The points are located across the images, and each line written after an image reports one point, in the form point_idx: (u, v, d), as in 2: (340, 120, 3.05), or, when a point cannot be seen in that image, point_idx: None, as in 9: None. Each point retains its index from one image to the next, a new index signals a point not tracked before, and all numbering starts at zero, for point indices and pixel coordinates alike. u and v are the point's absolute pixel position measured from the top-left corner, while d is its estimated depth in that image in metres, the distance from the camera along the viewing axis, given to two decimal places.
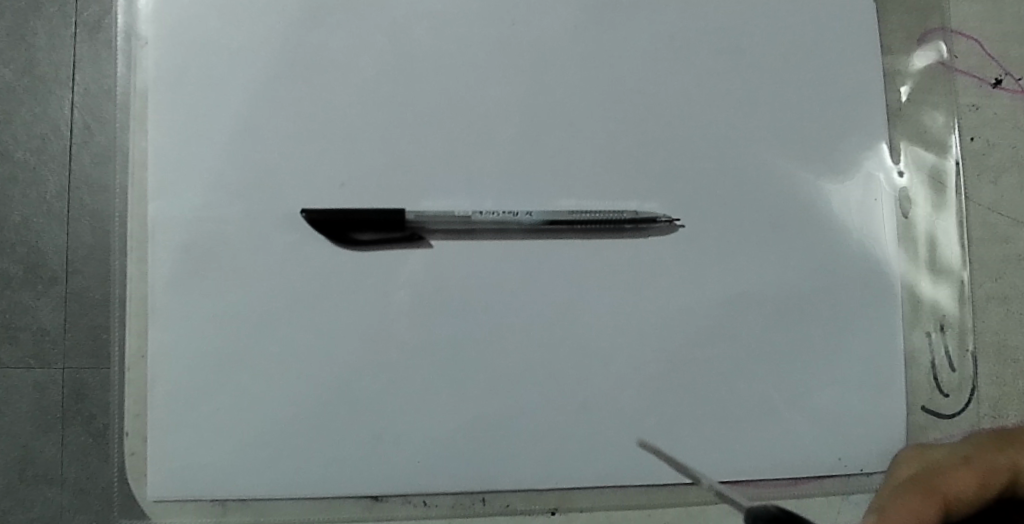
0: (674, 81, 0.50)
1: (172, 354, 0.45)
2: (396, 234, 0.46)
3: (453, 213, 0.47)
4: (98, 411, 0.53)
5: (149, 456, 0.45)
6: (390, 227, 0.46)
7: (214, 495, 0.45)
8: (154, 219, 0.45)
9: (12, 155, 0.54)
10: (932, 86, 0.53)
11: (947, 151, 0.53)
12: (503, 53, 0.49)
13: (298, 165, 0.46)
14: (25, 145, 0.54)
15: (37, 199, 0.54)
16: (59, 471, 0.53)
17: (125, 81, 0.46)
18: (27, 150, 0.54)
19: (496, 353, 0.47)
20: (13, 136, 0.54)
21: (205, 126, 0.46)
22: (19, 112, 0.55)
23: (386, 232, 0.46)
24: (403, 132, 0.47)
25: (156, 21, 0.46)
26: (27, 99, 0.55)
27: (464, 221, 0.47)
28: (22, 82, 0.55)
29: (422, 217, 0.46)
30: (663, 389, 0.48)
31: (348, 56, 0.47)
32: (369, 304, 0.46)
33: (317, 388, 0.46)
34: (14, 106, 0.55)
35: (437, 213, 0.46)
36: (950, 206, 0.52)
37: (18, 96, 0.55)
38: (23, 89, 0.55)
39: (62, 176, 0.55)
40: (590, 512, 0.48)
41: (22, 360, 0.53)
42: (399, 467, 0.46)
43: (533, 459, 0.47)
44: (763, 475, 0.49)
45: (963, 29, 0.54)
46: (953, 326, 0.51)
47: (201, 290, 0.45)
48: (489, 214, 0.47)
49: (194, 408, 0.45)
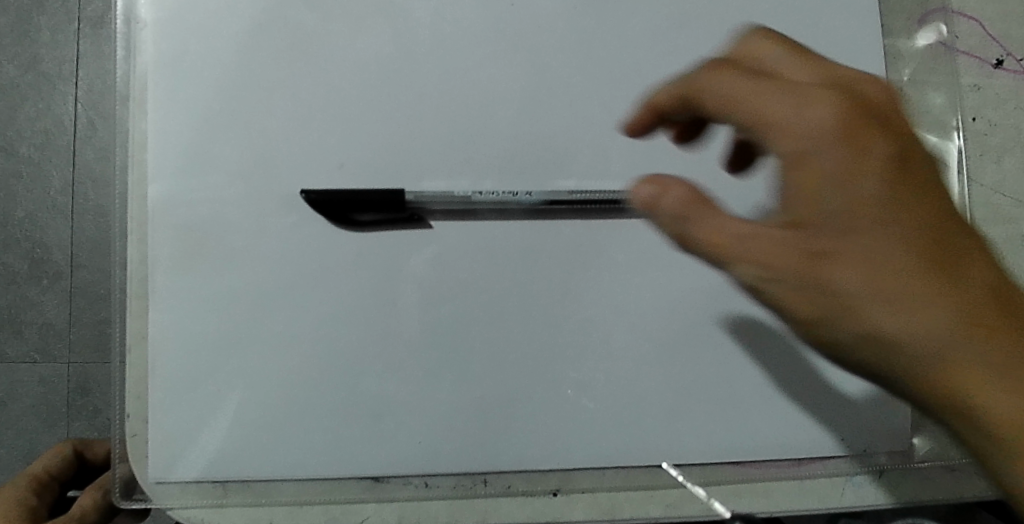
0: (674, 61, 0.50)
1: (172, 335, 0.45)
2: (396, 215, 0.46)
3: (453, 194, 0.46)
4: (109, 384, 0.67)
5: (149, 438, 0.45)
6: (390, 208, 0.46)
7: (214, 477, 0.45)
8: (153, 201, 0.45)
9: None
10: (934, 66, 0.53)
11: (947, 132, 0.52)
12: (502, 34, 0.49)
13: (298, 147, 0.47)
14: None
15: (42, 193, 0.67)
16: (44, 427, 0.67)
17: (124, 63, 0.46)
18: None
19: (496, 333, 0.47)
20: None
21: (203, 107, 0.46)
22: None
23: (386, 213, 0.46)
24: (402, 113, 0.47)
25: (156, 4, 0.46)
26: None
27: (465, 201, 0.47)
28: None
29: (423, 198, 0.46)
30: (664, 370, 0.48)
31: (347, 37, 0.47)
32: (369, 285, 0.46)
33: (318, 369, 0.46)
34: None
35: (437, 194, 0.46)
36: (953, 187, 0.52)
37: None
38: None
39: (65, 173, 0.67)
40: (591, 493, 0.48)
41: (28, 355, 0.67)
42: (400, 448, 0.46)
43: (533, 440, 0.47)
44: (765, 457, 0.48)
45: (964, 10, 0.54)
46: None
47: (201, 271, 0.45)
48: (489, 195, 0.47)
49: (196, 388, 0.45)
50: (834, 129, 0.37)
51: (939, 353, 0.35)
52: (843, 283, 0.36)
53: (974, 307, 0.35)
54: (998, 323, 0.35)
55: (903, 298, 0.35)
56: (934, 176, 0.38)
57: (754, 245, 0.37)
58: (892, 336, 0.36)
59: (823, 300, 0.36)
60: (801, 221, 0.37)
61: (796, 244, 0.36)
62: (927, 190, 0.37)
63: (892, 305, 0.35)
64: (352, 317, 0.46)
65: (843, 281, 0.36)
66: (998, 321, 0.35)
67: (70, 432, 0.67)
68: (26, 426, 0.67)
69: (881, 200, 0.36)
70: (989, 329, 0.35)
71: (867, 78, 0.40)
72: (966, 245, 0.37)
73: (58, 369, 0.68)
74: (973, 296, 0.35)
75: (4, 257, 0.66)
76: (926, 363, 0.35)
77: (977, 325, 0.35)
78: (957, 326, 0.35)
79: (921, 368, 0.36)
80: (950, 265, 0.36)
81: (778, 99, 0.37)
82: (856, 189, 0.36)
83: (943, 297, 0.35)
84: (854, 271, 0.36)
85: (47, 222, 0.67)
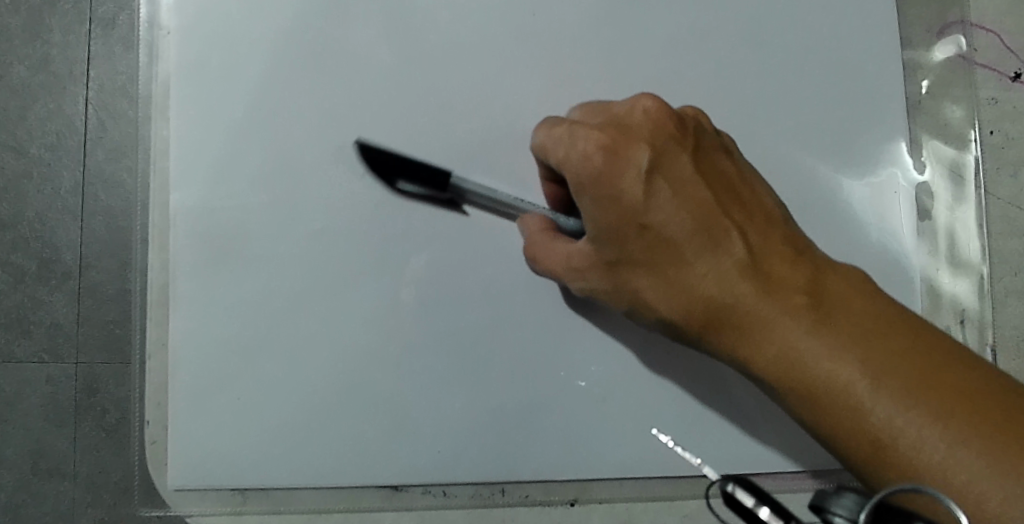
0: (696, 72, 0.50)
1: (193, 343, 0.45)
2: (441, 196, 0.47)
3: (498, 193, 0.47)
4: (121, 384, 0.60)
5: (171, 444, 0.45)
6: (436, 187, 0.47)
7: (234, 485, 0.45)
8: (176, 208, 0.45)
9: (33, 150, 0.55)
10: (952, 79, 0.53)
11: (965, 144, 0.53)
12: (524, 44, 0.49)
13: (319, 155, 0.46)
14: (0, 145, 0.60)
15: (52, 194, 0.60)
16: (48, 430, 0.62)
17: (146, 70, 0.46)
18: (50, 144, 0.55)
19: (513, 343, 0.47)
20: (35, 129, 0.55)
21: (225, 115, 0.46)
22: None
23: (432, 191, 0.47)
24: (423, 122, 0.47)
25: (178, 11, 0.46)
26: None
27: (508, 204, 0.47)
28: None
29: (467, 185, 0.47)
30: (682, 381, 0.48)
31: (368, 45, 0.47)
32: (389, 294, 0.46)
33: (337, 378, 0.46)
34: None
35: (481, 186, 0.47)
36: (969, 199, 0.52)
37: None
38: None
39: (76, 173, 0.60)
40: (609, 503, 0.48)
41: (36, 355, 0.60)
42: (418, 457, 0.46)
43: (551, 450, 0.47)
44: (779, 468, 0.49)
45: (983, 23, 0.54)
46: (974, 320, 0.51)
47: (222, 278, 0.45)
48: (534, 207, 0.47)
49: (216, 396, 0.45)
50: (597, 166, 0.40)
51: (724, 333, 0.40)
52: (632, 289, 0.42)
53: (720, 290, 0.39)
54: (770, 298, 0.39)
55: (677, 290, 0.40)
56: (711, 178, 0.42)
57: (577, 261, 0.43)
58: (682, 325, 0.41)
59: (629, 301, 0.42)
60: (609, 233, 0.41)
61: (591, 259, 0.42)
62: (684, 192, 0.40)
63: (650, 295, 0.41)
64: (372, 327, 0.46)
65: (640, 280, 0.41)
66: (775, 300, 0.39)
67: (77, 433, 0.59)
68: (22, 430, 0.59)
69: (647, 206, 0.40)
70: (748, 308, 0.39)
71: (637, 101, 0.43)
72: (726, 236, 0.40)
73: (66, 370, 0.60)
74: (719, 279, 0.39)
75: (13, 257, 0.60)
76: (724, 344, 0.40)
77: (729, 308, 0.39)
78: (708, 311, 0.40)
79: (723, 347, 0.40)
80: (724, 252, 0.40)
81: (563, 141, 0.42)
82: (621, 204, 0.40)
83: (731, 287, 0.39)
84: (633, 274, 0.41)
85: (57, 222, 0.60)
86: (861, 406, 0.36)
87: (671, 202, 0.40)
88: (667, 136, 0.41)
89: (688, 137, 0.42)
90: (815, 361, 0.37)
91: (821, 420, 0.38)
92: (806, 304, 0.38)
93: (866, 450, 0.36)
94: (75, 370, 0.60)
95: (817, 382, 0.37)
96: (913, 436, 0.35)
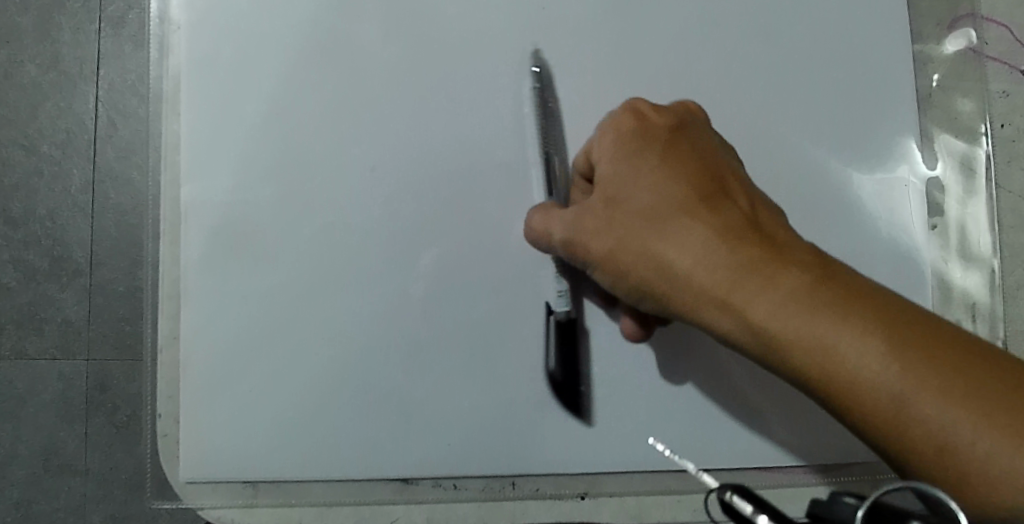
0: (703, 65, 0.50)
1: (205, 336, 0.46)
2: None
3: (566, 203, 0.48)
4: (128, 382, 0.67)
5: (182, 437, 0.45)
6: None
7: (246, 478, 0.46)
8: (187, 202, 0.46)
9: (59, 145, 0.65)
10: (963, 71, 0.53)
11: (978, 138, 0.52)
12: (533, 38, 0.49)
13: (329, 150, 0.47)
14: (14, 144, 0.65)
15: (63, 191, 0.65)
16: (62, 422, 0.66)
17: (157, 65, 0.47)
18: (87, 147, 0.65)
19: (525, 337, 0.47)
20: (71, 120, 0.65)
21: (235, 109, 0.47)
22: (73, 106, 0.65)
23: None
24: (432, 117, 0.47)
25: (189, 6, 0.47)
26: (78, 87, 0.65)
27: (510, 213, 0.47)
28: (72, 74, 0.65)
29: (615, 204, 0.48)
30: (691, 374, 0.48)
31: (377, 40, 0.47)
32: (396, 288, 0.46)
33: (345, 370, 0.46)
34: (67, 98, 0.65)
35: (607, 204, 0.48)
36: (981, 193, 0.52)
37: (69, 84, 0.65)
38: (68, 80, 0.65)
39: (86, 169, 0.65)
40: (619, 497, 0.47)
41: (48, 351, 0.66)
42: (431, 451, 0.46)
43: (560, 443, 0.47)
44: (794, 461, 0.48)
45: (993, 15, 0.54)
46: (985, 314, 0.51)
47: (234, 272, 0.46)
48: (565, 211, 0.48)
49: (228, 389, 0.46)
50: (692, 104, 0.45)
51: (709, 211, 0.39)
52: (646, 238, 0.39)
53: (705, 181, 0.40)
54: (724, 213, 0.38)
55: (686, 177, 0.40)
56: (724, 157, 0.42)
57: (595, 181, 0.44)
58: (689, 204, 0.39)
59: (643, 261, 0.40)
60: (636, 133, 0.42)
61: (625, 191, 0.41)
62: (708, 154, 0.42)
63: (698, 230, 0.38)
64: (381, 320, 0.46)
65: (687, 213, 0.39)
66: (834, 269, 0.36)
67: (88, 428, 0.66)
68: (75, 411, 0.67)
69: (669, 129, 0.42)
70: (795, 248, 0.37)
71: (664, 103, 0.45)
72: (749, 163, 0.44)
73: (77, 366, 0.67)
74: (699, 175, 0.40)
75: (25, 254, 0.66)
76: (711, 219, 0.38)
77: (781, 247, 0.37)
78: (691, 193, 0.40)
79: (763, 308, 0.36)
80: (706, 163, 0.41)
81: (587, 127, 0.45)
82: (685, 125, 0.43)
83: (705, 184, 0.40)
84: (678, 220, 0.39)
85: (68, 220, 0.66)
86: (920, 358, 0.33)
87: (704, 144, 0.42)
88: (688, 118, 0.44)
89: (706, 127, 0.44)
90: (869, 303, 0.34)
91: (840, 365, 0.34)
92: (781, 249, 0.37)
93: (884, 410, 0.33)
94: (87, 366, 0.66)
95: (863, 319, 0.34)
96: (866, 332, 0.34)
